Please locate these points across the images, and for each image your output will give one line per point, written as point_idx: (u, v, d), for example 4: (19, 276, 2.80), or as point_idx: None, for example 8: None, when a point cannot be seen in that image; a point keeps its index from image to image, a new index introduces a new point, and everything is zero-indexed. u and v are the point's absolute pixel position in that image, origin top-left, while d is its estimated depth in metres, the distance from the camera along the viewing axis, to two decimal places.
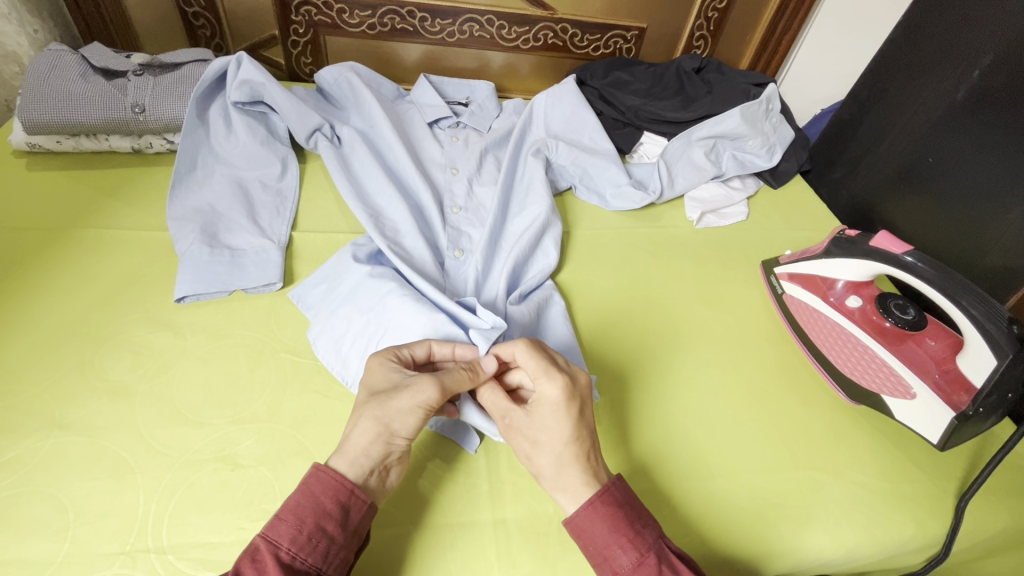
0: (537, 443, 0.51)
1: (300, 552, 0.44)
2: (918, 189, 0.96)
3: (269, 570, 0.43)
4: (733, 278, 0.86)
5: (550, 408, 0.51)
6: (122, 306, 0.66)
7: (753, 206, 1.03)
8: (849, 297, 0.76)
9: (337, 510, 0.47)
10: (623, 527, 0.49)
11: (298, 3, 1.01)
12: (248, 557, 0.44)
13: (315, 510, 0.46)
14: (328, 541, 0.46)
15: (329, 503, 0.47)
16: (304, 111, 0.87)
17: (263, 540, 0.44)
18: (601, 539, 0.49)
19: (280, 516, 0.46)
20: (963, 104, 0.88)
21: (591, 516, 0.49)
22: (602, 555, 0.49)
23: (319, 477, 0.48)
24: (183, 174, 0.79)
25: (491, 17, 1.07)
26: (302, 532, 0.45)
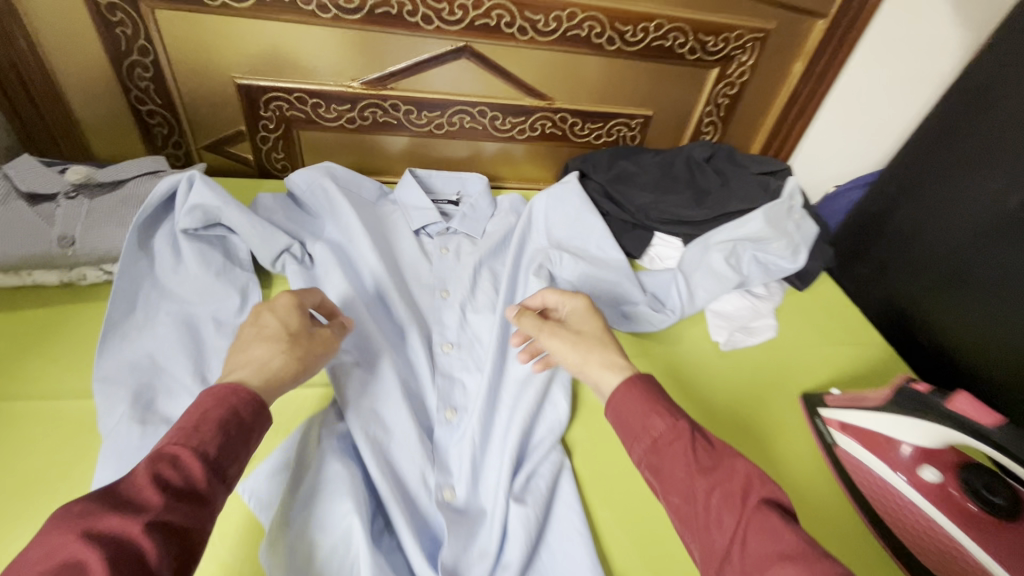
0: (581, 334, 0.61)
1: (218, 452, 0.44)
2: (967, 300, 0.86)
3: (188, 464, 0.43)
4: (771, 420, 0.74)
5: (571, 300, 0.66)
6: (22, 521, 0.52)
7: (780, 315, 0.92)
8: (923, 469, 0.63)
9: (249, 418, 0.48)
10: (663, 399, 0.53)
11: (267, 99, 0.90)
12: (163, 461, 0.42)
13: (231, 422, 0.46)
14: (241, 441, 0.46)
15: (244, 411, 0.47)
16: (270, 232, 0.75)
17: (182, 447, 0.43)
18: (638, 414, 0.52)
19: (196, 425, 0.45)
20: (1014, 213, 0.79)
21: (628, 392, 0.53)
22: (644, 424, 0.52)
23: (236, 393, 0.48)
24: (118, 319, 0.66)
25: (483, 109, 0.98)
26: (221, 437, 0.45)
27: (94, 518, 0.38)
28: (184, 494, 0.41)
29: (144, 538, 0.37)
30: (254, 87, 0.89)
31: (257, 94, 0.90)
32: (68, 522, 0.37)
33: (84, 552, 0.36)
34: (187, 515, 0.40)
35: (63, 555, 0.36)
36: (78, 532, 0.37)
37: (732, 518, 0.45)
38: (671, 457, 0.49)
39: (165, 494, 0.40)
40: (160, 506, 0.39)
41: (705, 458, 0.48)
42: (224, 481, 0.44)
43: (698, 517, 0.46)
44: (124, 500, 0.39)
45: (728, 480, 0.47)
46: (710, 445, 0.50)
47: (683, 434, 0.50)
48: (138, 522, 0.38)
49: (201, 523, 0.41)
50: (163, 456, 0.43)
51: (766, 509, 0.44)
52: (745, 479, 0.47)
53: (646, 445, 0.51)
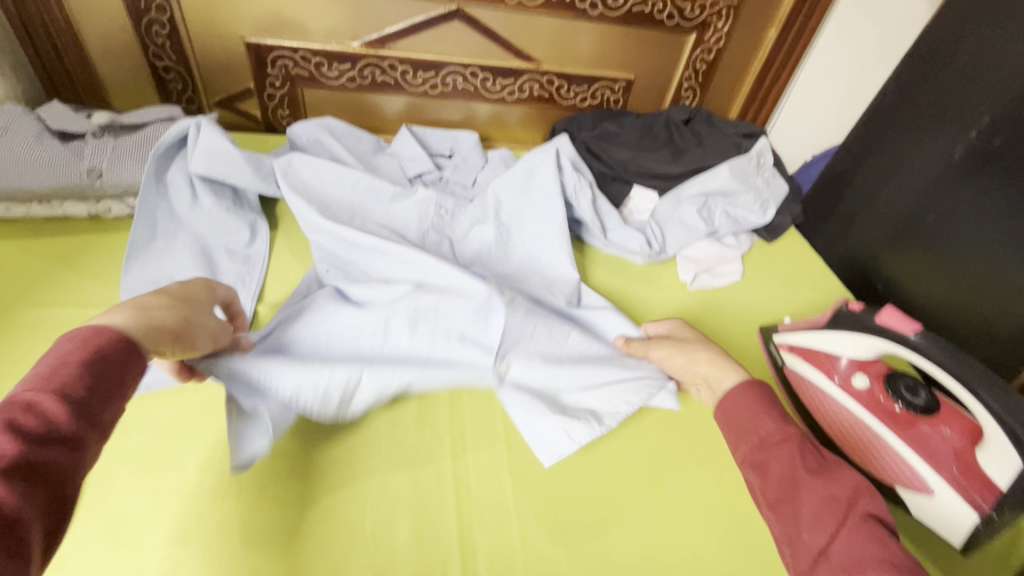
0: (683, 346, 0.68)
1: (83, 391, 0.35)
2: (918, 246, 0.92)
3: (44, 410, 0.33)
4: (731, 345, 0.82)
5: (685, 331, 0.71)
6: None
7: (748, 263, 0.99)
8: (855, 376, 0.69)
9: (113, 351, 0.38)
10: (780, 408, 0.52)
11: (274, 57, 0.98)
12: (7, 405, 0.33)
13: (99, 363, 0.36)
14: (105, 375, 0.36)
15: (103, 346, 0.37)
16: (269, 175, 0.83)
17: (39, 390, 0.34)
18: (749, 413, 0.52)
19: (49, 361, 0.35)
20: (960, 163, 0.85)
21: (746, 393, 0.54)
22: (759, 426, 0.51)
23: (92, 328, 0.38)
24: (141, 244, 0.74)
25: (475, 70, 1.05)
26: (82, 371, 0.36)
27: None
28: (40, 436, 0.32)
29: (0, 489, 0.29)
30: (262, 45, 0.96)
31: (264, 52, 0.97)
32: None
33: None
34: (50, 460, 0.32)
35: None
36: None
37: (834, 524, 0.43)
38: (776, 460, 0.48)
39: (22, 438, 0.32)
40: (15, 451, 0.31)
41: (813, 462, 0.47)
42: (87, 419, 0.35)
43: (799, 515, 0.45)
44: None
45: (843, 485, 0.45)
46: (821, 455, 0.49)
47: (793, 439, 0.49)
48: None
49: (72, 472, 0.33)
50: (14, 402, 0.33)
51: (875, 522, 0.42)
52: (855, 491, 0.45)
53: (750, 442, 0.51)
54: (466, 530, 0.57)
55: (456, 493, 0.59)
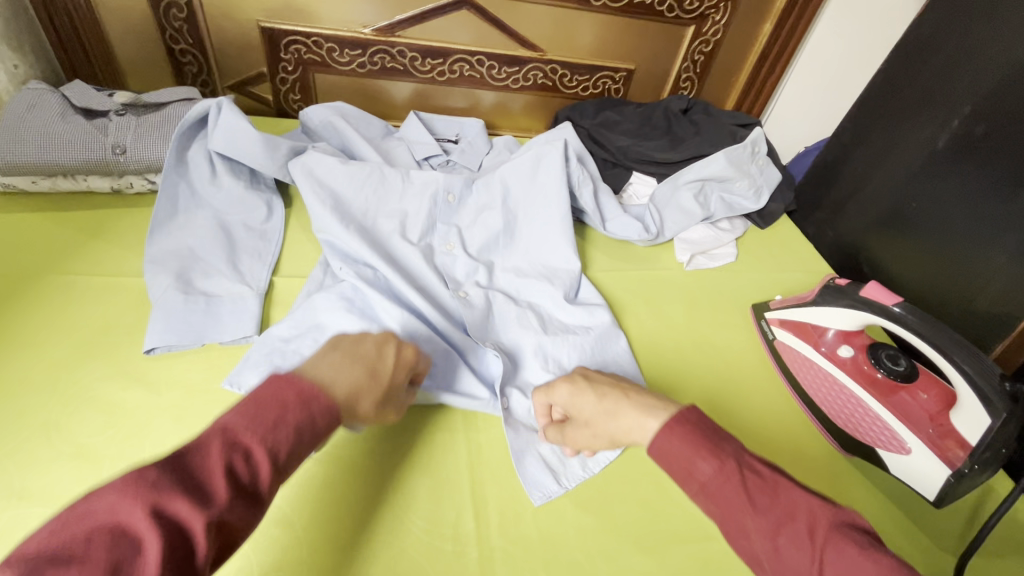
0: (607, 409, 0.55)
1: (287, 454, 0.39)
2: (902, 232, 0.97)
3: (257, 463, 0.38)
4: (725, 321, 0.86)
5: (583, 395, 0.57)
6: (93, 359, 0.64)
7: (742, 247, 1.04)
8: (840, 346, 0.74)
9: (315, 419, 0.42)
10: (711, 437, 0.47)
11: (287, 41, 1.01)
12: (225, 443, 0.38)
13: (306, 430, 0.41)
14: (303, 441, 0.40)
15: (314, 411, 0.42)
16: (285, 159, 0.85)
17: (257, 440, 0.38)
18: (679, 458, 0.46)
19: (270, 412, 0.40)
20: (944, 151, 0.90)
21: (670, 436, 0.47)
22: (690, 465, 0.45)
23: (306, 387, 0.42)
24: (163, 218, 0.77)
25: (481, 57, 1.08)
26: (290, 433, 0.40)
27: (169, 491, 0.34)
28: (242, 489, 0.37)
29: (202, 538, 0.33)
30: (275, 30, 0.99)
31: (278, 36, 1.00)
32: (143, 489, 0.33)
33: (144, 531, 0.32)
34: (242, 516, 0.36)
35: (125, 523, 0.32)
36: (147, 506, 0.33)
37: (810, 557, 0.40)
38: (725, 503, 0.43)
39: (232, 490, 0.36)
40: (224, 503, 0.35)
41: (761, 497, 0.43)
42: (277, 478, 0.39)
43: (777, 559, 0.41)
44: (195, 481, 0.35)
45: (794, 517, 0.41)
46: (761, 479, 0.44)
47: (733, 476, 0.44)
48: (205, 514, 0.34)
49: (250, 525, 0.37)
50: (238, 444, 0.38)
51: (838, 539, 0.40)
52: (810, 513, 0.41)
53: (694, 490, 0.45)
54: (478, 482, 0.61)
55: (468, 451, 0.63)
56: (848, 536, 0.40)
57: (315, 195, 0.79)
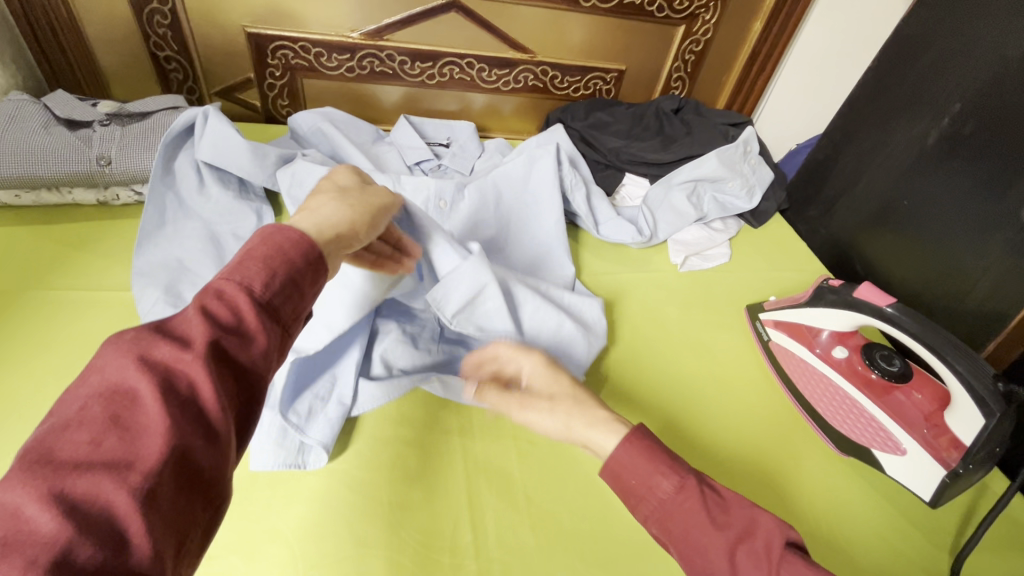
0: (552, 399, 0.52)
1: (274, 296, 0.39)
2: (894, 229, 0.97)
3: (243, 307, 0.37)
4: (719, 323, 0.86)
5: (556, 376, 0.54)
6: (82, 375, 0.63)
7: (735, 247, 1.04)
8: (835, 347, 0.75)
9: (298, 259, 0.41)
10: (668, 450, 0.45)
11: (274, 47, 0.99)
12: (211, 292, 0.37)
13: (287, 264, 0.40)
14: (292, 282, 0.40)
15: (294, 255, 0.41)
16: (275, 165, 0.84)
17: (227, 281, 0.38)
18: (638, 473, 0.44)
19: (247, 260, 0.39)
20: (933, 148, 0.90)
21: (629, 447, 0.45)
22: (647, 482, 0.44)
23: (279, 235, 0.42)
24: (151, 229, 0.76)
25: (471, 60, 1.08)
26: (274, 276, 0.39)
27: (151, 343, 0.33)
28: (234, 330, 0.36)
29: (198, 372, 0.33)
30: (262, 36, 0.98)
31: (264, 42, 0.99)
32: (123, 345, 0.33)
33: (134, 378, 0.32)
34: (235, 350, 0.36)
35: (112, 378, 0.32)
36: (133, 358, 0.33)
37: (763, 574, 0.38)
38: (683, 521, 0.42)
39: (217, 328, 0.36)
40: (212, 341, 0.35)
41: (720, 516, 0.41)
42: (274, 322, 0.39)
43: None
44: (175, 329, 0.35)
45: (753, 536, 0.40)
46: (720, 497, 0.43)
47: (693, 494, 0.42)
48: (192, 351, 0.34)
49: (252, 358, 0.37)
50: (208, 290, 0.37)
51: (791, 557, 0.39)
52: (767, 533, 0.40)
53: (650, 508, 0.43)
54: (475, 493, 0.60)
55: (464, 461, 0.63)
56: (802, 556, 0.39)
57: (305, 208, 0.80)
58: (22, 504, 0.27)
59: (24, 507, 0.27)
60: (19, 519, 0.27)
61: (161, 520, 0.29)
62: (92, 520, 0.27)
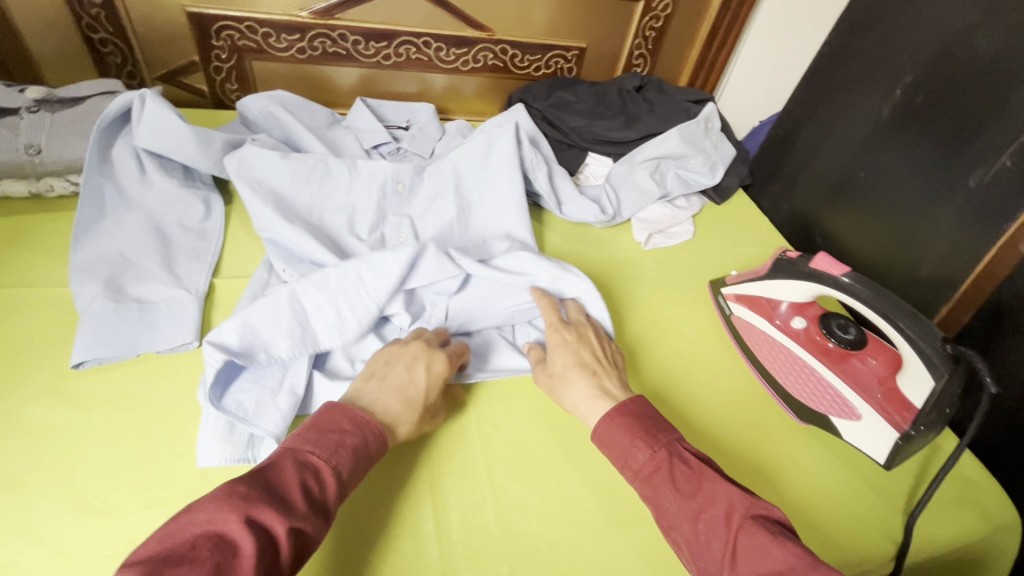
0: (553, 374, 0.63)
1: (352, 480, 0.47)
2: (852, 202, 0.99)
3: (328, 485, 0.45)
4: (683, 300, 0.87)
5: (563, 351, 0.63)
6: (16, 378, 0.60)
7: (699, 224, 1.04)
8: (793, 318, 0.76)
9: (377, 451, 0.50)
10: (652, 429, 0.54)
11: (218, 28, 0.95)
12: (305, 468, 0.45)
13: (366, 458, 0.48)
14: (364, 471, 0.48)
15: (375, 447, 0.50)
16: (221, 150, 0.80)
17: (322, 460, 0.46)
18: (619, 446, 0.53)
19: (338, 444, 0.47)
20: (888, 120, 0.91)
21: (611, 427, 0.54)
22: (631, 449, 0.53)
23: (369, 423, 0.50)
24: (88, 221, 0.72)
25: (427, 39, 1.05)
26: (356, 463, 0.48)
27: (256, 504, 0.40)
28: (315, 506, 0.43)
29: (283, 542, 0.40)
30: (204, 16, 0.93)
31: (207, 23, 0.94)
32: (235, 501, 0.40)
33: (239, 533, 0.38)
34: (314, 526, 0.43)
35: (223, 529, 0.38)
36: (240, 515, 0.39)
37: (723, 532, 0.46)
38: (656, 485, 0.50)
39: (307, 503, 0.43)
40: (302, 513, 0.42)
41: (687, 485, 0.49)
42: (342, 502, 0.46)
43: (695, 536, 0.47)
44: (277, 493, 0.42)
45: (715, 503, 0.47)
46: (689, 469, 0.51)
47: (664, 464, 0.51)
48: (287, 521, 0.40)
49: (318, 532, 0.43)
50: (308, 464, 0.45)
51: (752, 525, 0.45)
52: (728, 502, 0.47)
53: (631, 476, 0.52)
54: (437, 478, 0.59)
55: (427, 446, 0.61)
56: (761, 524, 0.46)
57: (254, 193, 0.76)
58: None
59: None
60: None
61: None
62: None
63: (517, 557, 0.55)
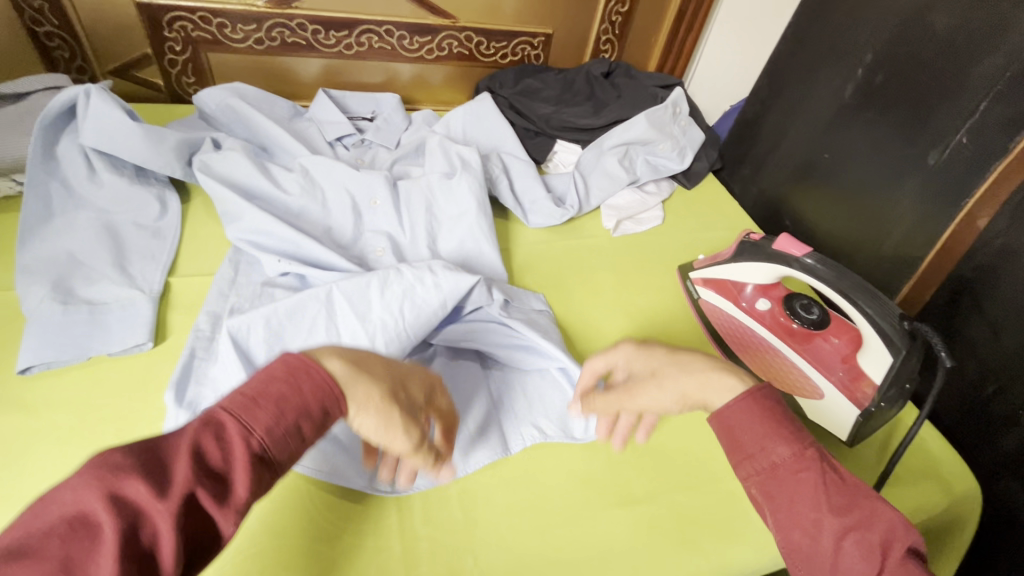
0: (632, 383, 0.56)
1: (272, 445, 0.36)
2: (819, 183, 0.99)
3: (237, 451, 0.35)
4: (652, 286, 0.86)
5: (645, 358, 0.57)
6: None
7: (669, 209, 1.04)
8: (759, 300, 0.75)
9: (320, 410, 0.39)
10: (796, 425, 0.42)
11: (169, 19, 0.92)
12: (212, 430, 0.35)
13: (298, 414, 0.37)
14: (297, 432, 0.37)
15: (315, 403, 0.38)
16: (182, 151, 0.80)
17: (231, 419, 0.35)
18: (755, 436, 0.42)
19: (257, 398, 0.36)
20: (850, 101, 0.92)
21: (753, 408, 0.43)
22: (763, 445, 0.41)
23: (308, 373, 0.39)
24: (35, 222, 0.69)
25: (389, 28, 1.02)
26: (281, 423, 0.36)
27: (125, 475, 0.31)
28: (213, 475, 0.33)
29: (163, 522, 0.31)
30: (154, 6, 0.90)
31: (158, 13, 0.91)
32: (101, 472, 0.31)
33: (100, 515, 0.29)
34: (208, 501, 0.33)
35: (76, 505, 0.30)
36: (102, 492, 0.30)
37: (873, 568, 0.36)
38: (790, 490, 0.39)
39: (200, 472, 0.33)
40: (189, 485, 0.32)
41: (839, 497, 0.38)
42: (265, 469, 0.36)
43: (825, 560, 0.37)
44: (160, 464, 0.32)
45: (871, 526, 0.37)
46: (840, 478, 0.39)
47: (811, 467, 0.40)
48: (165, 505, 0.31)
49: (225, 517, 0.33)
50: (213, 424, 0.35)
51: (912, 563, 0.36)
52: (888, 527, 0.37)
53: (760, 471, 0.41)
54: None
55: None
56: (915, 566, 0.36)
57: (221, 195, 0.76)
58: None
59: None
60: None
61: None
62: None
63: (482, 547, 0.55)
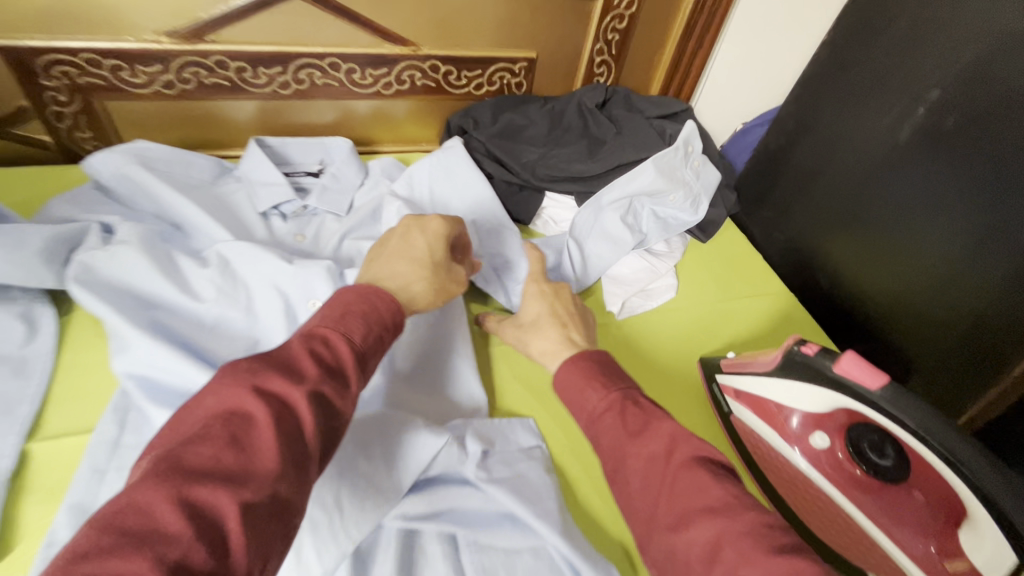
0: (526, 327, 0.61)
1: (369, 347, 0.43)
2: (860, 239, 0.81)
3: (342, 355, 0.41)
4: (668, 392, 0.70)
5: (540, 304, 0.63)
6: None
7: (682, 274, 0.86)
8: (812, 434, 0.59)
9: (396, 322, 0.47)
10: (609, 374, 0.47)
11: (45, 63, 0.72)
12: (315, 342, 0.40)
13: (376, 324, 0.44)
14: (382, 342, 0.45)
15: (390, 315, 0.46)
16: (54, 252, 0.61)
17: (331, 331, 0.41)
18: (573, 389, 0.46)
19: (348, 313, 0.44)
20: (907, 144, 0.74)
21: (572, 368, 0.48)
22: (586, 401, 0.45)
23: (381, 295, 0.47)
24: None
25: (334, 60, 0.83)
26: (371, 331, 0.44)
27: (263, 375, 0.37)
28: (332, 374, 0.39)
29: (303, 406, 0.36)
30: (21, 49, 0.69)
31: (29, 58, 0.71)
32: (238, 376, 0.36)
33: (251, 402, 0.35)
34: (333, 393, 0.39)
35: (231, 403, 0.35)
36: (247, 387, 0.36)
37: (663, 482, 0.39)
38: (607, 434, 0.43)
39: (319, 370, 0.38)
40: (315, 378, 0.38)
41: (634, 423, 0.42)
42: (364, 373, 0.42)
43: (631, 482, 0.40)
44: (285, 365, 0.38)
45: (657, 441, 0.41)
46: (643, 411, 0.43)
47: (617, 405, 0.44)
48: (300, 388, 0.36)
49: (345, 404, 0.40)
50: (314, 335, 0.41)
51: (698, 469, 0.38)
52: (671, 439, 0.40)
53: (585, 421, 0.45)
54: None
55: None
56: (709, 471, 0.39)
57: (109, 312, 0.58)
58: (155, 503, 0.29)
59: (155, 506, 0.29)
60: (147, 518, 0.29)
61: (256, 536, 0.31)
62: (204, 527, 0.30)
63: None
